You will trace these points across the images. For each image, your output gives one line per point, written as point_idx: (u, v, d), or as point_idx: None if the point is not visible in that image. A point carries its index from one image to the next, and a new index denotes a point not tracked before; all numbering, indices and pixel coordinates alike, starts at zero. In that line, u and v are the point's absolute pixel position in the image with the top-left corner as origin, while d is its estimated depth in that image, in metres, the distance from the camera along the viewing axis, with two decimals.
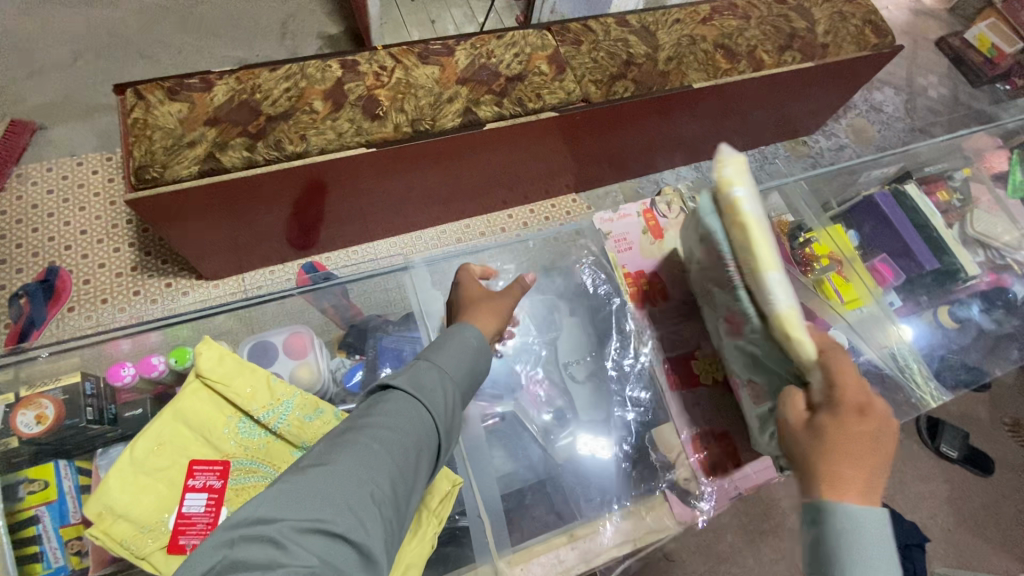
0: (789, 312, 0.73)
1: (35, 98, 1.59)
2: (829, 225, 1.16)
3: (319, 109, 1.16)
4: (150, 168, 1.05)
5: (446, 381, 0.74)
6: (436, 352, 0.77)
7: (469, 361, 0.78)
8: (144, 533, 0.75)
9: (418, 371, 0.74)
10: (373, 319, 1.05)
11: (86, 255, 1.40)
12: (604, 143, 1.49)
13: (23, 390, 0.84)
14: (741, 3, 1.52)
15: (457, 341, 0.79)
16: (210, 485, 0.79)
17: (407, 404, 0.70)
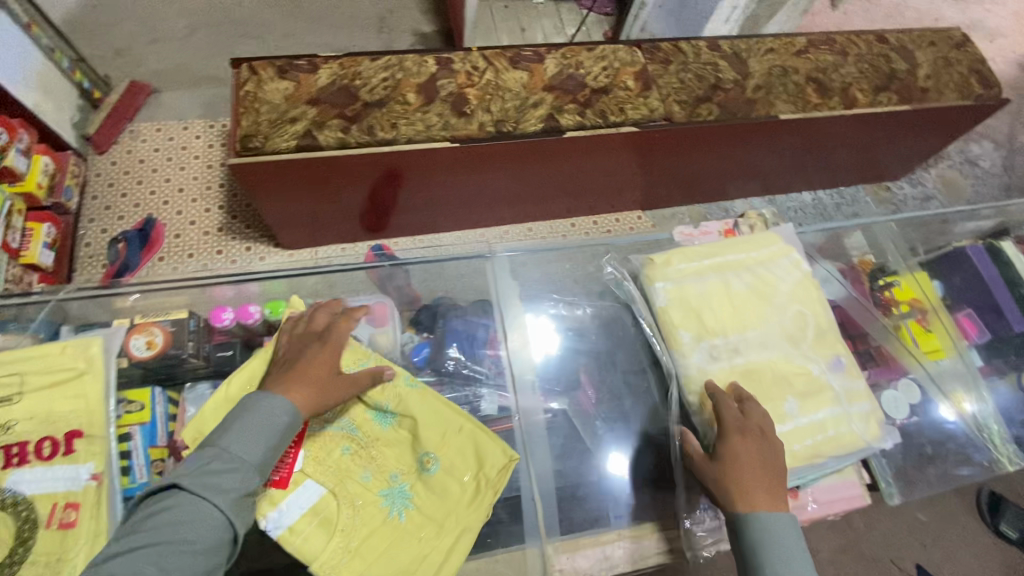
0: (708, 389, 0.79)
1: (154, 64, 1.73)
2: (916, 270, 1.10)
3: (411, 101, 1.22)
4: (254, 138, 1.13)
5: (247, 469, 0.64)
6: (229, 434, 0.66)
7: (273, 441, 0.67)
8: None
9: (206, 464, 0.62)
10: (442, 302, 1.03)
11: (180, 211, 1.51)
12: (677, 164, 1.49)
13: (137, 317, 0.91)
14: (840, 39, 1.49)
15: (257, 418, 0.67)
16: None
17: (186, 510, 0.59)
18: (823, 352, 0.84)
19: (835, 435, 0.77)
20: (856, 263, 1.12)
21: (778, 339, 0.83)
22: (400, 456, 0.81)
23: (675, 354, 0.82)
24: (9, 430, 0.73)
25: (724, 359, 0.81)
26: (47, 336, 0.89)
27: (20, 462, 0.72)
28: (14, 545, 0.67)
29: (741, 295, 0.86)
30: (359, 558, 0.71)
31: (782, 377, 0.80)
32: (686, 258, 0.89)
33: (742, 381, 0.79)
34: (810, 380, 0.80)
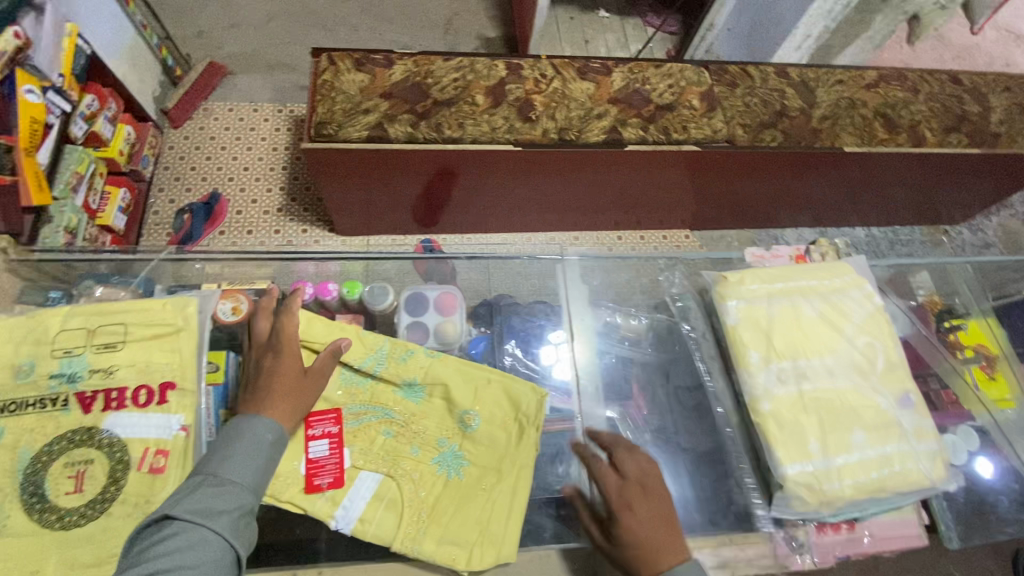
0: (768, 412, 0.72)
1: (231, 47, 1.80)
2: (986, 316, 1.03)
3: (479, 103, 1.25)
4: (328, 125, 1.18)
5: (242, 492, 0.61)
6: (217, 459, 0.63)
7: (263, 466, 0.65)
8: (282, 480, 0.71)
9: (199, 492, 0.60)
10: (505, 300, 0.98)
11: (243, 189, 1.57)
12: (731, 188, 1.49)
13: (224, 285, 0.89)
14: (912, 76, 1.46)
15: (247, 439, 0.65)
16: (329, 431, 0.76)
17: (187, 536, 0.56)
18: (892, 387, 0.77)
19: (898, 473, 0.71)
20: (924, 299, 1.03)
21: (848, 370, 0.77)
22: (439, 419, 0.79)
23: (742, 372, 0.75)
24: (110, 374, 0.68)
25: (792, 383, 0.74)
26: (142, 290, 0.85)
27: (116, 406, 0.66)
28: (106, 485, 0.63)
29: (813, 320, 0.80)
30: (434, 523, 0.70)
31: (851, 408, 0.74)
32: (759, 278, 0.83)
33: (808, 407, 0.73)
34: (877, 414, 0.74)
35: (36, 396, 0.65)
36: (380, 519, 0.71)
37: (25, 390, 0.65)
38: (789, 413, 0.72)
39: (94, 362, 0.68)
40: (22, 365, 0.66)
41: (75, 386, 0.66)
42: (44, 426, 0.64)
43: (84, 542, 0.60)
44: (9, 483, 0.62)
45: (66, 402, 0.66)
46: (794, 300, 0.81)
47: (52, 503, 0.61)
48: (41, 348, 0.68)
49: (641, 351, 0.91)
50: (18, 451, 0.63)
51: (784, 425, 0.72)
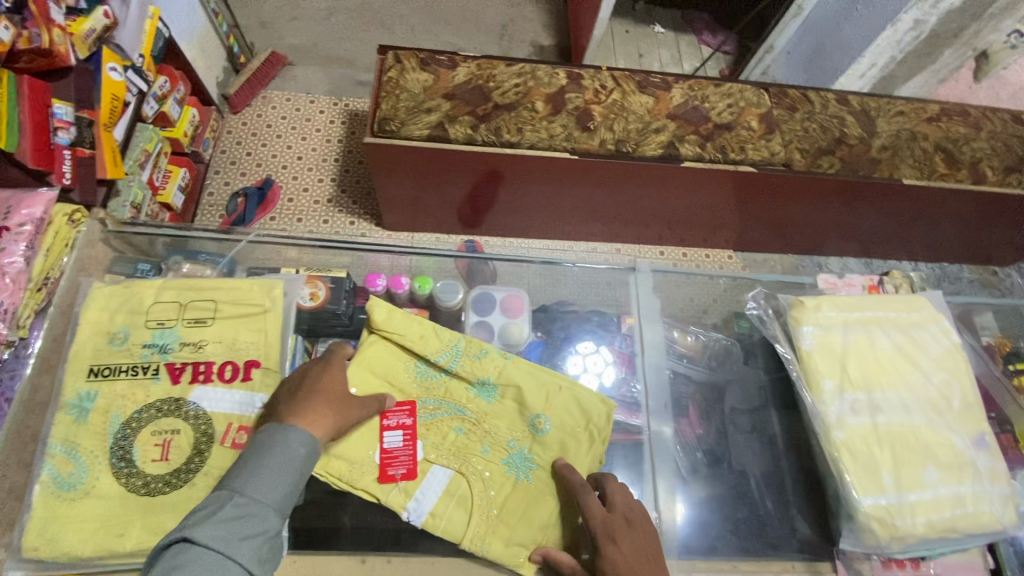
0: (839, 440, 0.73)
1: (293, 38, 1.84)
2: None
3: (539, 109, 1.26)
4: (391, 121, 1.20)
5: (269, 515, 0.56)
6: (245, 475, 0.57)
7: (290, 486, 0.59)
8: (356, 468, 0.72)
9: (222, 514, 0.53)
10: (565, 309, 0.97)
11: (296, 178, 1.60)
12: (780, 213, 1.47)
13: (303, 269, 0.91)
14: (975, 112, 1.42)
15: (278, 454, 0.59)
16: (403, 422, 0.77)
17: (207, 562, 0.50)
18: (966, 426, 0.77)
19: (967, 514, 0.71)
20: (991, 341, 0.96)
21: (922, 405, 0.77)
22: (510, 421, 0.79)
23: (813, 399, 0.76)
24: (200, 348, 0.71)
25: (865, 415, 0.75)
26: (225, 270, 0.88)
27: (204, 380, 0.69)
28: (190, 456, 0.65)
29: (887, 353, 0.81)
30: (503, 524, 0.72)
31: (924, 444, 0.75)
32: (835, 306, 0.84)
33: (880, 440, 0.74)
34: (952, 453, 0.75)
35: (130, 364, 0.69)
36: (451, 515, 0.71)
37: (120, 357, 0.69)
38: (860, 444, 0.73)
39: (186, 336, 0.71)
40: (118, 333, 0.71)
41: (166, 357, 0.70)
42: (136, 393, 0.67)
43: (165, 508, 0.62)
44: (101, 446, 0.64)
45: (158, 371, 0.69)
46: (869, 333, 0.82)
47: (139, 468, 0.64)
48: (136, 318, 0.72)
49: (698, 369, 0.90)
50: (110, 416, 0.66)
51: (854, 455, 0.72)
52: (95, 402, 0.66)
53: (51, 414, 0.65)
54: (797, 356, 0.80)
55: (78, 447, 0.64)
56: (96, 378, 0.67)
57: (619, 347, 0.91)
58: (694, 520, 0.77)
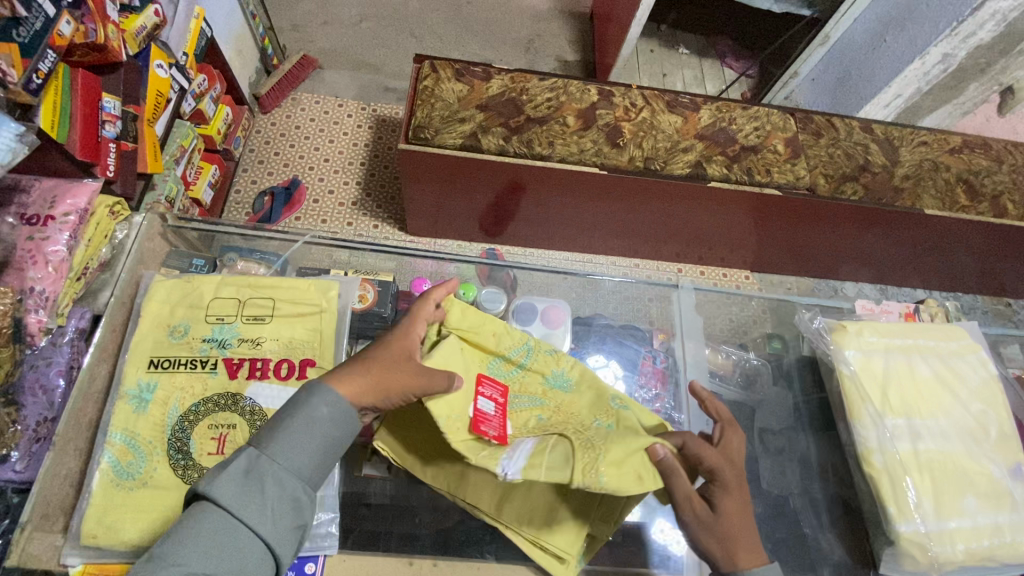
0: (881, 465, 0.74)
1: (323, 42, 1.87)
2: None
3: (570, 124, 1.28)
4: (425, 129, 1.22)
5: (288, 483, 0.55)
6: (269, 437, 0.56)
7: (318, 452, 0.57)
8: (454, 418, 0.63)
9: (244, 477, 0.54)
10: (599, 320, 0.99)
11: (322, 179, 1.62)
12: (798, 236, 1.49)
13: (350, 270, 0.92)
14: (997, 146, 1.43)
15: (301, 419, 0.57)
16: (496, 399, 0.69)
17: (223, 525, 0.52)
18: (1004, 456, 0.78)
19: (1003, 544, 0.72)
20: (1019, 372, 0.97)
21: (959, 434, 0.79)
22: (590, 407, 0.73)
23: (855, 423, 0.77)
24: (257, 344, 0.72)
25: (905, 441, 0.76)
26: (279, 269, 0.89)
27: (261, 376, 0.70)
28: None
29: (926, 380, 0.82)
30: (562, 516, 0.70)
31: (962, 472, 0.76)
32: (876, 331, 0.85)
33: (920, 467, 0.75)
34: (989, 483, 0.76)
35: (189, 357, 0.70)
36: (513, 509, 0.70)
37: (179, 349, 0.70)
38: (901, 470, 0.74)
39: (244, 332, 0.72)
40: (178, 326, 0.72)
41: (224, 352, 0.71)
42: (194, 386, 0.68)
43: None
44: (160, 437, 0.65)
45: (216, 366, 0.70)
46: (907, 361, 0.83)
47: (196, 461, 0.65)
48: (196, 312, 0.73)
49: (729, 388, 0.92)
50: (170, 407, 0.67)
51: (895, 480, 0.73)
52: (154, 394, 0.67)
53: (111, 402, 0.67)
54: (839, 378, 0.80)
55: (138, 437, 0.65)
56: (155, 369, 0.69)
57: (654, 363, 0.92)
58: None
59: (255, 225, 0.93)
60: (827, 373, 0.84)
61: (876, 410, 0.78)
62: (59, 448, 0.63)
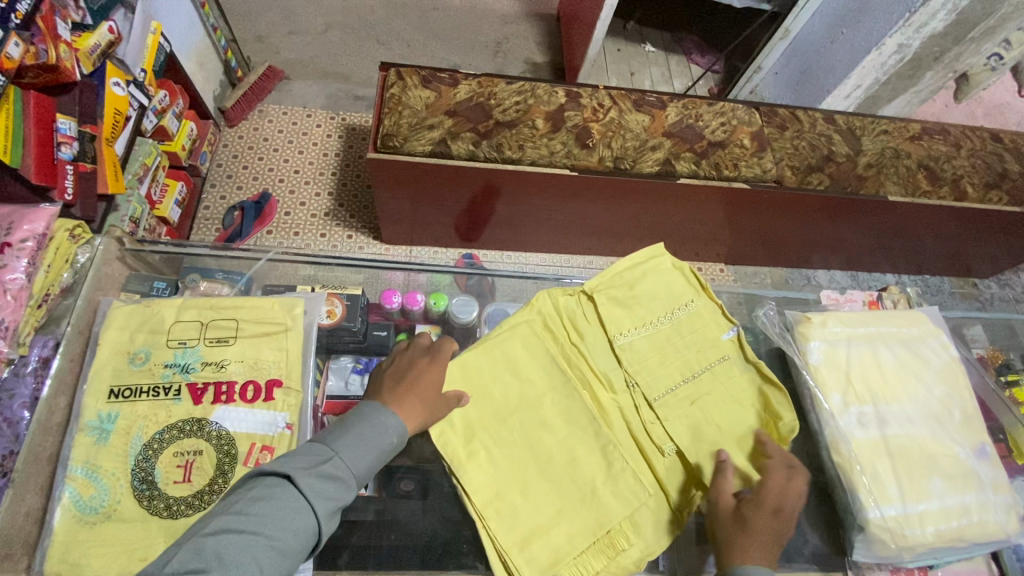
0: (844, 449, 0.77)
1: (288, 53, 1.84)
2: None
3: (539, 127, 1.28)
4: (394, 137, 1.22)
5: (352, 485, 0.57)
6: (345, 437, 0.59)
7: (376, 459, 0.60)
8: (674, 312, 0.90)
9: (321, 467, 0.55)
10: None
11: (293, 191, 1.60)
12: (769, 227, 1.50)
13: (317, 285, 0.91)
14: (955, 131, 1.47)
15: (374, 429, 0.60)
16: (660, 330, 0.89)
17: (292, 507, 0.53)
18: (968, 438, 0.81)
19: (972, 524, 0.74)
20: (982, 353, 1.00)
21: (925, 418, 0.81)
22: (709, 383, 0.85)
23: (822, 413, 0.79)
24: (222, 367, 0.71)
25: (873, 428, 0.79)
26: (243, 288, 0.88)
27: (226, 400, 0.70)
28: (214, 477, 0.65)
29: (890, 367, 0.85)
30: (540, 546, 0.72)
31: (929, 455, 0.78)
32: (840, 322, 0.88)
33: (889, 454, 0.77)
34: (955, 463, 0.78)
35: (152, 384, 0.69)
36: (497, 519, 0.73)
37: (141, 377, 0.69)
38: (868, 456, 0.77)
39: (207, 355, 0.72)
40: (139, 353, 0.71)
41: (188, 376, 0.70)
42: (158, 414, 0.68)
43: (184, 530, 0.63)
44: (123, 468, 0.65)
45: (179, 393, 0.69)
46: (872, 348, 0.86)
47: (161, 490, 0.64)
48: (157, 338, 0.72)
49: None
50: (132, 437, 0.66)
51: (859, 464, 0.76)
52: (115, 424, 0.67)
53: (70, 435, 0.66)
54: (805, 369, 0.83)
55: (99, 470, 0.64)
56: (116, 399, 0.68)
57: None
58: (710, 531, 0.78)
59: (218, 245, 0.91)
60: (793, 364, 0.86)
61: (839, 400, 0.81)
62: (19, 485, 0.61)
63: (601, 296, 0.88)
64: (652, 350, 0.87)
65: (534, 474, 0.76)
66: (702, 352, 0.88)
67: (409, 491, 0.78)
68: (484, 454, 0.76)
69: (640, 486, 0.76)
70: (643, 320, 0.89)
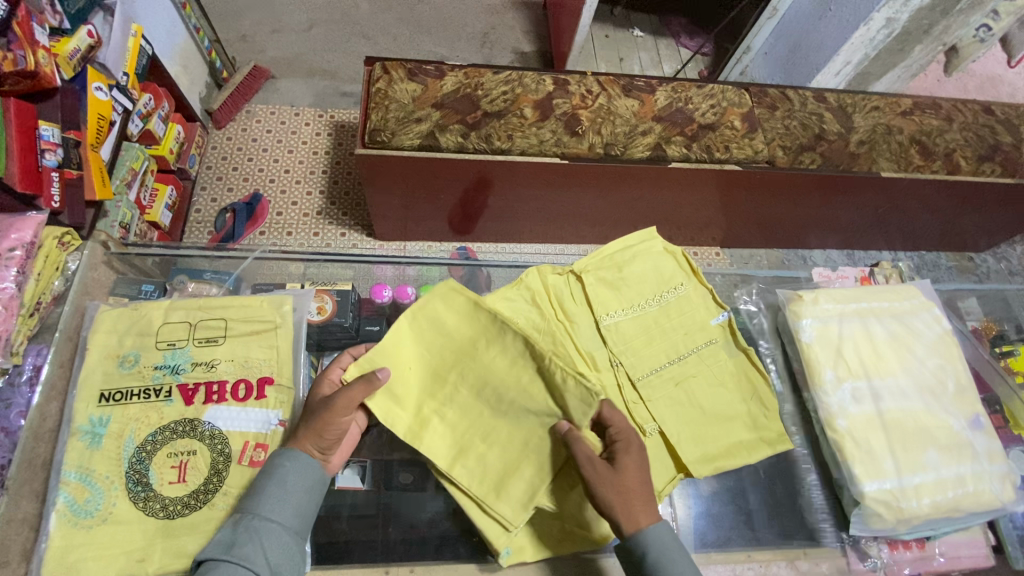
0: (837, 425, 0.77)
1: (274, 52, 1.83)
2: None
3: (527, 116, 1.27)
4: (381, 132, 1.21)
5: (279, 531, 0.60)
6: (249, 498, 0.62)
7: (302, 501, 0.63)
8: (665, 294, 0.90)
9: (235, 532, 0.59)
10: None
11: (284, 191, 1.59)
12: (762, 209, 1.50)
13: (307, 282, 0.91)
14: (946, 105, 1.46)
15: (272, 477, 0.63)
16: (648, 310, 0.88)
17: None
18: (963, 409, 0.81)
19: (967, 495, 0.75)
20: (977, 325, 1.00)
21: (919, 391, 0.81)
22: (701, 366, 0.86)
23: (816, 391, 0.80)
24: (212, 367, 0.72)
25: (867, 403, 0.79)
26: (231, 288, 0.87)
27: (218, 400, 0.70)
28: (208, 476, 0.66)
29: (883, 341, 0.85)
30: (516, 484, 0.72)
31: (924, 428, 0.78)
32: (832, 298, 0.88)
33: (884, 427, 0.78)
34: (950, 435, 0.79)
35: (142, 387, 0.69)
36: (466, 470, 0.74)
37: (130, 379, 0.70)
38: (862, 431, 0.77)
39: (197, 356, 0.72)
40: (128, 356, 0.71)
41: (179, 377, 0.70)
42: (150, 416, 0.68)
43: (181, 530, 0.63)
44: (117, 470, 0.65)
45: (170, 394, 0.70)
46: (865, 323, 0.86)
47: (156, 492, 0.64)
48: (146, 340, 0.72)
49: None
50: (125, 440, 0.67)
51: (854, 441, 0.76)
52: (108, 427, 0.67)
53: (62, 440, 0.65)
54: (799, 347, 0.83)
55: (93, 474, 0.64)
56: (107, 403, 0.68)
57: None
58: (706, 512, 0.79)
59: (210, 247, 0.92)
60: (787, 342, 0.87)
61: (830, 376, 0.81)
62: (13, 493, 0.61)
63: (591, 276, 0.88)
64: (638, 331, 0.87)
65: (491, 418, 0.75)
66: (690, 332, 0.88)
67: (408, 483, 0.79)
68: (438, 419, 0.76)
69: (583, 392, 0.69)
70: (630, 302, 0.89)
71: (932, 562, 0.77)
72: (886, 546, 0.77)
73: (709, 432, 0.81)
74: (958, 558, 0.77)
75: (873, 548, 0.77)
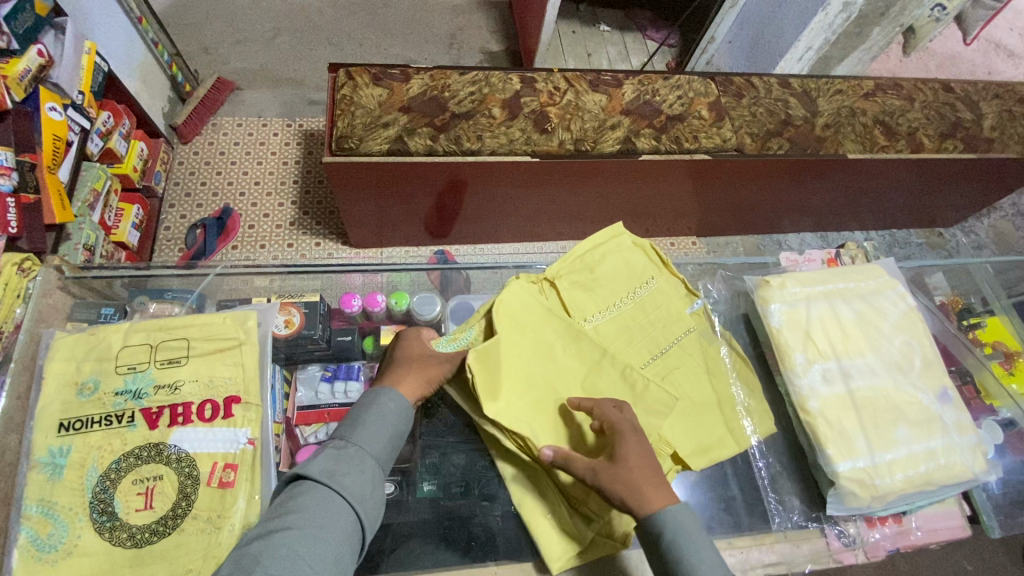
0: (809, 405, 0.78)
1: (238, 63, 1.80)
2: (1004, 315, 1.00)
3: (496, 115, 1.27)
4: (348, 139, 1.19)
5: (373, 464, 0.62)
6: (353, 429, 0.64)
7: (391, 442, 0.66)
8: (638, 291, 0.90)
9: (330, 456, 0.61)
10: None
11: (255, 204, 1.57)
12: (734, 196, 1.51)
13: (274, 296, 0.90)
14: (907, 85, 1.48)
15: (375, 414, 0.66)
16: (624, 308, 0.88)
17: (322, 497, 0.57)
18: (931, 383, 0.83)
19: (939, 467, 0.76)
20: (944, 299, 1.02)
21: (887, 368, 0.83)
22: (682, 360, 0.86)
23: (787, 374, 0.81)
24: (176, 389, 0.70)
25: (838, 383, 0.81)
26: (194, 305, 0.86)
27: (183, 422, 0.69)
28: (177, 500, 0.64)
29: (850, 322, 0.86)
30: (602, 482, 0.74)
31: (894, 405, 0.80)
32: (799, 282, 0.89)
33: (855, 406, 0.79)
34: (920, 410, 0.80)
35: (103, 414, 0.68)
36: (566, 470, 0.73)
37: (91, 407, 0.68)
38: (834, 410, 0.78)
39: (159, 378, 0.71)
40: (87, 383, 0.69)
41: (141, 402, 0.69)
42: (112, 443, 0.66)
43: (151, 557, 0.62)
44: (80, 501, 0.63)
45: (134, 419, 0.68)
46: (833, 305, 0.87)
47: (123, 521, 0.63)
48: (105, 365, 0.70)
49: None
50: (88, 469, 0.65)
51: (826, 421, 0.77)
52: (69, 457, 0.65)
53: (22, 474, 0.64)
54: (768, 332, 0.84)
55: (55, 506, 0.63)
56: (67, 432, 0.66)
57: None
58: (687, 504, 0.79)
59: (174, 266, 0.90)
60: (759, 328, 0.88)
61: (802, 360, 0.82)
62: None
63: (564, 280, 0.88)
64: (617, 332, 0.86)
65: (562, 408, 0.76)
66: (666, 326, 0.88)
67: (390, 497, 0.78)
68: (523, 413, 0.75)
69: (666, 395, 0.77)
70: (606, 302, 0.88)
71: (911, 537, 0.78)
72: (864, 523, 0.78)
73: (691, 423, 0.81)
74: (934, 531, 0.79)
75: (852, 528, 0.78)
